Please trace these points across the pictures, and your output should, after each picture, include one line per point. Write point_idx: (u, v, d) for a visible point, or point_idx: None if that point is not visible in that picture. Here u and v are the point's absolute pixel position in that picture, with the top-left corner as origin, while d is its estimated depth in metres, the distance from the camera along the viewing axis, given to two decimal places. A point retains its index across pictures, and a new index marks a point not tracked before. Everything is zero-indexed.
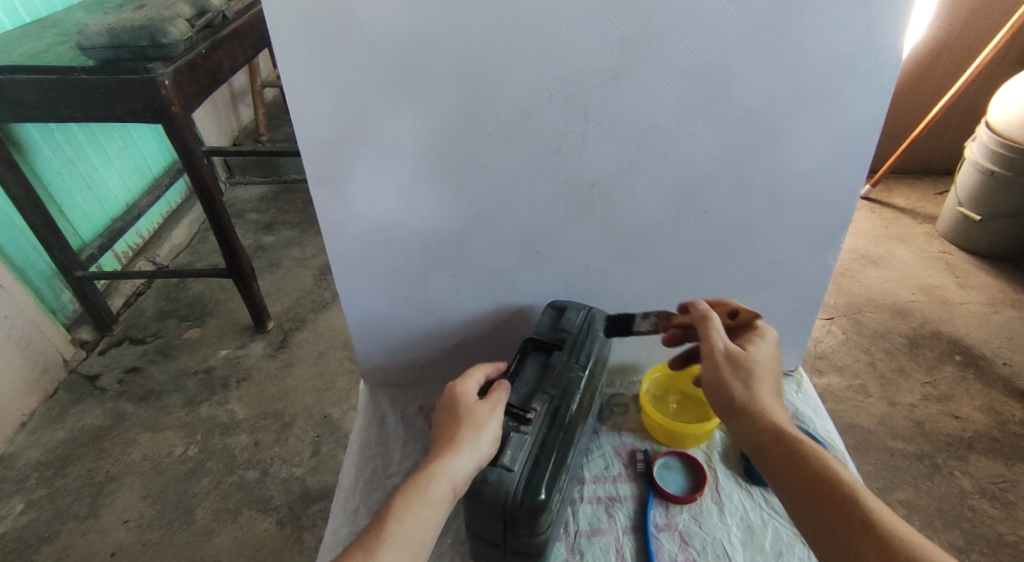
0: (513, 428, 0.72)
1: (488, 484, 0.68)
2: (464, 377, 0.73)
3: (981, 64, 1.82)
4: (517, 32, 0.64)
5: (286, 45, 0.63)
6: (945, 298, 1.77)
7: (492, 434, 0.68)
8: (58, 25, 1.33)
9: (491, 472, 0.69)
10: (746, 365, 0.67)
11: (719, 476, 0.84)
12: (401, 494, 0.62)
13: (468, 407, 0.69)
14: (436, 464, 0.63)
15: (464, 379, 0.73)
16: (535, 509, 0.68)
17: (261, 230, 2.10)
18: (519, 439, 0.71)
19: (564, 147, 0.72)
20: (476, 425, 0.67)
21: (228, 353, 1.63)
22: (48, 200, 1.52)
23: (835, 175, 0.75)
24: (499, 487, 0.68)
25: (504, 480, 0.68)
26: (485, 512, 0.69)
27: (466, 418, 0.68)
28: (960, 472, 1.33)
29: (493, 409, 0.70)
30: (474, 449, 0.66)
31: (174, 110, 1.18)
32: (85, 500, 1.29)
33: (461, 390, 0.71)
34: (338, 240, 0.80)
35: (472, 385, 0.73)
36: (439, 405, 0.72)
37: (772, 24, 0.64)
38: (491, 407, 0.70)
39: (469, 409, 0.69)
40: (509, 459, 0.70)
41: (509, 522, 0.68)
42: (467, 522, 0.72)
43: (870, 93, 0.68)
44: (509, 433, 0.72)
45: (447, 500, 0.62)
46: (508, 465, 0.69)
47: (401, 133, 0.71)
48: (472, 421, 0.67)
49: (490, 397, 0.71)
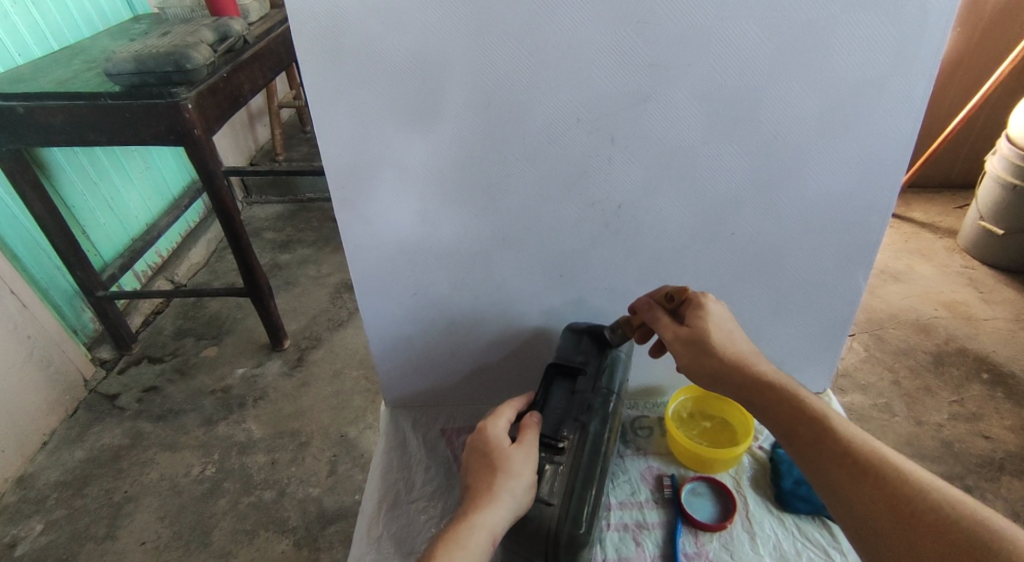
0: (548, 459, 0.72)
1: (528, 519, 0.68)
2: (494, 416, 0.74)
3: (999, 78, 1.80)
4: (545, 58, 0.64)
5: (314, 73, 0.64)
6: (970, 314, 1.74)
7: (527, 477, 0.68)
8: (84, 52, 1.36)
9: (530, 508, 0.69)
10: (707, 340, 0.67)
11: (749, 504, 0.82)
12: (440, 542, 0.62)
13: (502, 452, 0.69)
14: (472, 515, 0.63)
15: (494, 418, 0.74)
16: (576, 542, 0.69)
17: (278, 249, 2.11)
18: (553, 471, 0.71)
19: (589, 170, 0.72)
20: (510, 472, 0.67)
21: (245, 372, 1.63)
22: (71, 221, 1.54)
23: (866, 196, 0.74)
24: (539, 522, 0.68)
25: (543, 514, 0.68)
26: (523, 544, 0.69)
27: (500, 465, 0.67)
28: (992, 494, 1.29)
29: (527, 453, 0.69)
30: (512, 496, 0.66)
31: (196, 133, 1.19)
32: (104, 521, 1.29)
33: (492, 433, 0.71)
34: (362, 262, 0.80)
35: (502, 424, 0.73)
36: (470, 446, 0.72)
37: (802, 47, 0.63)
38: (525, 452, 0.69)
39: (502, 455, 0.69)
40: (547, 492, 0.69)
41: (550, 557, 0.68)
42: (506, 554, 0.73)
43: (902, 113, 0.67)
44: (544, 465, 0.71)
45: (485, 554, 0.62)
46: (549, 499, 0.69)
47: (426, 158, 0.71)
48: (505, 466, 0.67)
49: (522, 441, 0.71)
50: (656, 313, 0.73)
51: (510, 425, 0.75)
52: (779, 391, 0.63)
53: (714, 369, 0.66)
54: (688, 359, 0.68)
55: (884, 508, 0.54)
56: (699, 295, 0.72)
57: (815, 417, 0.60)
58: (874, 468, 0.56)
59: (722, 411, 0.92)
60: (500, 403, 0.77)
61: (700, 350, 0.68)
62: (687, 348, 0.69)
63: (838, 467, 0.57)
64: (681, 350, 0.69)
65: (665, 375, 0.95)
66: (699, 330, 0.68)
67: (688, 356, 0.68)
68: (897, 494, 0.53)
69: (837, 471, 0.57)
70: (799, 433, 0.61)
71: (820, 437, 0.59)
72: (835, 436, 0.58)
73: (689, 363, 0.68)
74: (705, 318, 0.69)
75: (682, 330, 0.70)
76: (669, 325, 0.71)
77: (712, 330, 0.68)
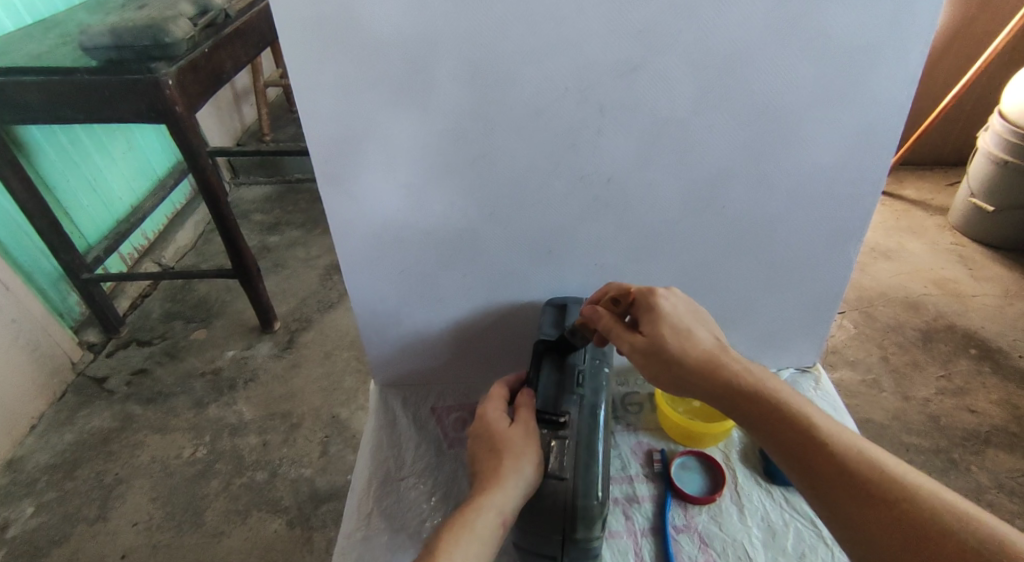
0: (552, 436, 0.72)
1: (542, 497, 0.68)
2: (490, 401, 0.74)
3: (992, 54, 1.79)
4: (534, 25, 0.62)
5: (295, 44, 0.62)
6: (959, 291, 1.75)
7: (533, 453, 0.68)
8: (60, 27, 1.32)
9: (544, 485, 0.69)
10: (665, 347, 0.65)
11: (738, 476, 0.83)
12: (448, 526, 0.62)
13: (503, 435, 0.69)
14: (483, 498, 0.63)
15: (492, 401, 0.74)
16: (592, 513, 0.69)
17: (267, 231, 2.09)
18: (561, 446, 0.71)
19: (578, 143, 0.71)
20: (516, 453, 0.67)
21: (235, 354, 1.62)
22: (53, 202, 1.51)
23: (858, 166, 0.73)
24: (554, 498, 0.68)
25: (557, 490, 0.69)
26: (540, 523, 0.69)
27: (505, 447, 0.68)
28: (977, 467, 1.31)
29: (527, 433, 0.70)
30: (521, 474, 0.66)
31: (178, 110, 1.17)
32: (95, 503, 1.28)
33: (491, 416, 0.72)
34: (348, 239, 0.79)
35: (500, 407, 0.74)
36: (472, 433, 0.73)
37: (795, 13, 0.62)
38: (525, 431, 0.70)
39: (504, 436, 0.69)
40: (558, 468, 0.70)
41: (568, 530, 0.69)
42: (522, 537, 0.72)
43: (895, 82, 0.66)
44: (550, 441, 0.71)
45: (497, 535, 0.62)
46: (560, 474, 0.69)
47: (412, 133, 0.69)
48: (510, 447, 0.68)
49: (519, 422, 0.71)
50: (607, 321, 0.71)
51: (506, 405, 0.75)
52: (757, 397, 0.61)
53: (681, 377, 0.64)
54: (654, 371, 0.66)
55: (878, 515, 0.53)
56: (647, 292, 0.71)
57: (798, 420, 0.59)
58: (864, 479, 0.54)
59: None
60: (492, 385, 0.78)
61: (664, 359, 0.65)
62: (647, 359, 0.67)
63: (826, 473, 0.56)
64: (642, 361, 0.67)
65: None
66: (659, 339, 0.66)
67: (653, 366, 0.66)
68: (892, 508, 0.52)
69: (822, 477, 0.56)
70: (782, 441, 0.59)
71: (806, 447, 0.57)
72: (818, 441, 0.57)
73: (657, 374, 0.66)
74: (661, 324, 0.67)
75: (642, 340, 0.67)
76: (627, 336, 0.69)
77: (674, 337, 0.66)
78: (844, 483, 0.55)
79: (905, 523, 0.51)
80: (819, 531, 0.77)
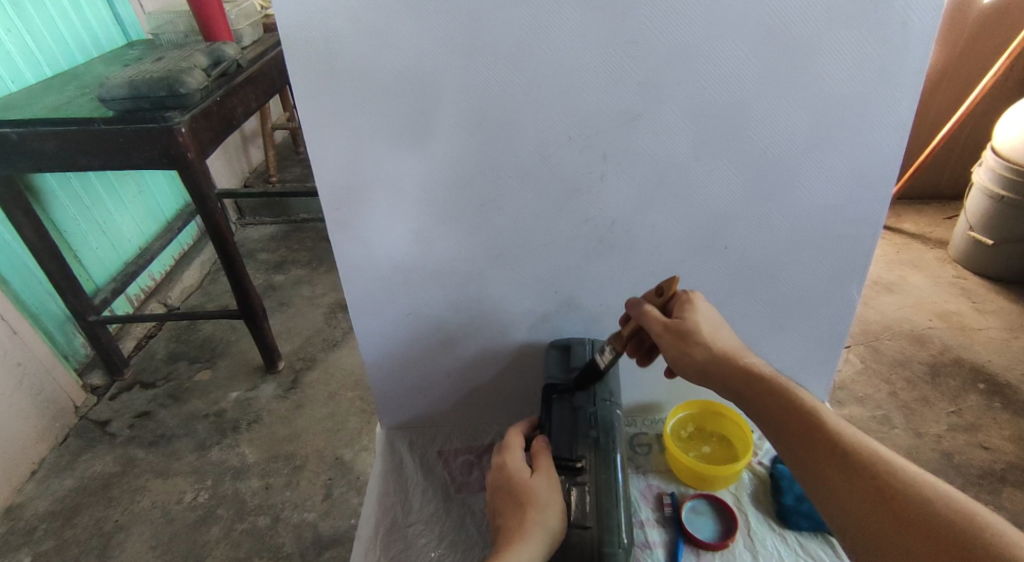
0: (571, 482, 0.71)
1: (569, 548, 0.68)
2: (507, 448, 0.73)
3: (982, 92, 1.83)
4: (537, 77, 0.64)
5: (309, 98, 0.64)
6: (964, 324, 1.74)
7: (556, 503, 0.67)
8: (78, 78, 1.37)
9: (570, 535, 0.68)
10: (695, 333, 0.65)
11: (750, 521, 0.82)
12: None
13: (525, 486, 0.68)
14: (508, 555, 0.62)
15: (508, 450, 0.73)
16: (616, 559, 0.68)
17: (272, 270, 2.10)
18: (580, 492, 0.71)
19: (583, 188, 0.72)
20: (538, 505, 0.66)
21: (238, 395, 1.61)
22: (64, 246, 1.53)
23: (858, 207, 0.74)
24: (581, 548, 0.68)
25: (583, 539, 0.68)
26: None
27: (527, 499, 0.67)
28: (994, 505, 1.28)
29: (550, 481, 0.69)
30: (544, 527, 0.65)
31: (190, 156, 1.19)
32: (93, 552, 1.26)
33: (510, 467, 0.71)
34: (356, 282, 0.79)
35: (518, 454, 0.73)
36: (492, 484, 0.72)
37: (790, 64, 0.64)
38: (548, 480, 0.69)
39: (526, 487, 0.68)
40: (580, 516, 0.69)
41: None
42: None
43: (889, 128, 0.68)
44: (570, 488, 0.71)
45: None
46: (584, 522, 0.69)
47: (419, 177, 0.71)
48: (533, 499, 0.67)
49: (540, 472, 0.70)
50: (645, 308, 0.69)
51: (522, 452, 0.75)
52: (772, 388, 0.62)
53: (701, 364, 0.65)
54: (676, 352, 0.66)
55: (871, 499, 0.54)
56: (687, 292, 0.70)
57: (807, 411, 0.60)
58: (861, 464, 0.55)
59: (722, 427, 0.91)
60: (506, 432, 0.77)
61: (690, 343, 0.65)
62: (674, 339, 0.66)
63: (826, 459, 0.57)
64: (669, 343, 0.66)
65: (662, 392, 0.94)
66: (689, 323, 0.66)
67: (678, 348, 0.66)
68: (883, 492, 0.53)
69: (833, 464, 0.56)
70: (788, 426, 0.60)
71: (811, 433, 0.58)
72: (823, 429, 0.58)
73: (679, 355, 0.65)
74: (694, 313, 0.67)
75: (672, 323, 0.67)
76: (657, 318, 0.68)
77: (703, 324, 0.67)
78: (858, 473, 0.55)
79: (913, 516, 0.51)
80: None
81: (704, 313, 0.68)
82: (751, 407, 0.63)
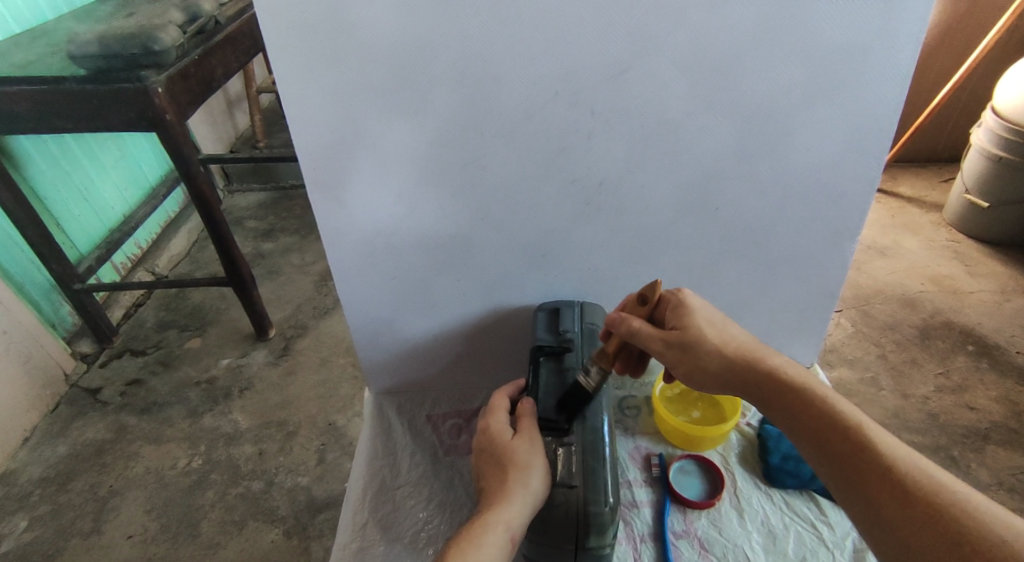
0: (556, 444, 0.71)
1: (554, 508, 0.68)
2: (492, 412, 0.73)
3: (984, 50, 1.79)
4: (521, 27, 0.61)
5: (283, 51, 0.62)
6: (956, 287, 1.74)
7: (540, 465, 0.67)
8: (49, 35, 1.31)
9: (555, 495, 0.68)
10: (696, 339, 0.66)
11: (737, 480, 0.82)
12: (454, 543, 0.61)
13: (508, 448, 0.68)
14: (491, 515, 0.62)
15: (493, 413, 0.73)
16: (600, 520, 0.68)
17: (261, 237, 2.07)
18: (565, 454, 0.71)
19: (570, 146, 0.70)
20: (522, 467, 0.66)
21: (230, 362, 1.61)
22: (44, 213, 1.50)
23: (852, 165, 0.73)
24: (566, 507, 0.68)
25: (567, 499, 0.68)
26: (553, 534, 0.69)
27: (510, 461, 0.67)
28: (978, 464, 1.30)
29: (532, 443, 0.69)
30: (529, 489, 0.65)
31: (168, 118, 1.16)
32: (89, 516, 1.27)
33: (495, 430, 0.71)
34: (339, 245, 0.78)
35: (503, 418, 0.73)
36: (478, 447, 0.71)
37: (786, 13, 0.61)
38: (531, 442, 0.69)
39: (509, 449, 0.68)
40: (566, 476, 0.69)
41: (580, 537, 0.69)
42: (529, 548, 0.72)
43: (886, 83, 0.66)
44: (555, 450, 0.71)
45: (505, 552, 0.61)
46: (569, 482, 0.69)
47: (404, 137, 0.69)
48: (516, 462, 0.66)
49: (524, 433, 0.70)
50: (633, 325, 0.68)
51: (508, 416, 0.74)
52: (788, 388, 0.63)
53: (711, 367, 0.66)
54: (683, 363, 0.67)
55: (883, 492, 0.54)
56: (675, 292, 0.71)
57: (821, 410, 0.60)
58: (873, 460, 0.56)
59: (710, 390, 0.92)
60: (491, 397, 0.76)
61: (695, 349, 0.66)
62: (678, 352, 0.67)
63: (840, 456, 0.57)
64: (676, 357, 0.67)
65: None
66: (690, 333, 0.66)
67: (685, 360, 0.67)
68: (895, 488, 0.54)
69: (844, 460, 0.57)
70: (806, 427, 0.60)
71: (827, 430, 0.59)
72: (835, 424, 0.59)
73: (690, 366, 0.67)
74: (692, 315, 0.68)
75: (672, 335, 0.67)
76: (653, 334, 0.67)
77: (708, 329, 0.67)
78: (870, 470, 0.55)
79: (915, 507, 0.52)
80: (820, 535, 0.76)
81: (703, 314, 0.68)
82: (774, 416, 0.63)
